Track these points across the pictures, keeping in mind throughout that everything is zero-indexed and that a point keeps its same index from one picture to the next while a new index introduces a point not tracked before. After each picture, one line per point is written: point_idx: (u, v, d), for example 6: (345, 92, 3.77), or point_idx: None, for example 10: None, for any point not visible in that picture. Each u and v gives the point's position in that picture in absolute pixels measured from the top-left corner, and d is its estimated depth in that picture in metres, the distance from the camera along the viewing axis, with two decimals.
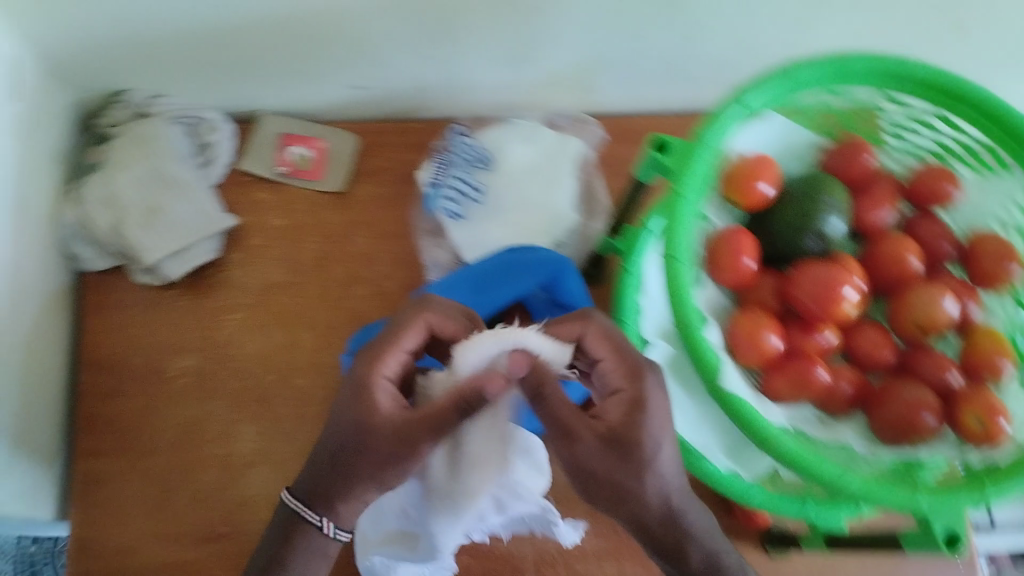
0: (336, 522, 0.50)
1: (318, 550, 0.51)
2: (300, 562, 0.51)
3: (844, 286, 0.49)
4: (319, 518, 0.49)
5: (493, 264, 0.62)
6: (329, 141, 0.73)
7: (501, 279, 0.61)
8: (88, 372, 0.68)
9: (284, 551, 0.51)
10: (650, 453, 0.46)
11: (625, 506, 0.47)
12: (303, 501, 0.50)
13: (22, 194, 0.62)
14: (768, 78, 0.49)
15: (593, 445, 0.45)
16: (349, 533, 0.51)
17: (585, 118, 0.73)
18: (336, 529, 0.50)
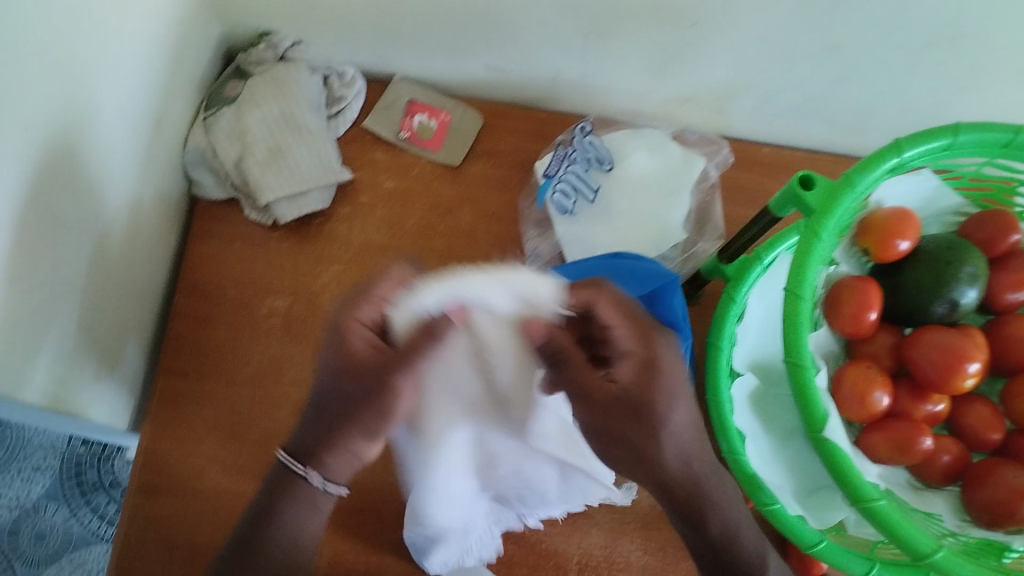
0: (324, 474, 0.50)
1: (307, 500, 0.51)
2: (290, 516, 0.51)
3: (969, 359, 0.48)
4: (306, 471, 0.50)
5: (593, 266, 0.62)
6: (454, 115, 0.75)
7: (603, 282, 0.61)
8: (184, 295, 0.69)
9: (273, 505, 0.51)
10: (666, 418, 0.46)
11: (646, 467, 0.47)
12: (292, 455, 0.50)
13: (160, 113, 0.64)
14: (931, 136, 0.49)
15: (605, 399, 0.47)
16: (340, 488, 0.51)
17: (720, 141, 0.74)
18: (325, 482, 0.50)
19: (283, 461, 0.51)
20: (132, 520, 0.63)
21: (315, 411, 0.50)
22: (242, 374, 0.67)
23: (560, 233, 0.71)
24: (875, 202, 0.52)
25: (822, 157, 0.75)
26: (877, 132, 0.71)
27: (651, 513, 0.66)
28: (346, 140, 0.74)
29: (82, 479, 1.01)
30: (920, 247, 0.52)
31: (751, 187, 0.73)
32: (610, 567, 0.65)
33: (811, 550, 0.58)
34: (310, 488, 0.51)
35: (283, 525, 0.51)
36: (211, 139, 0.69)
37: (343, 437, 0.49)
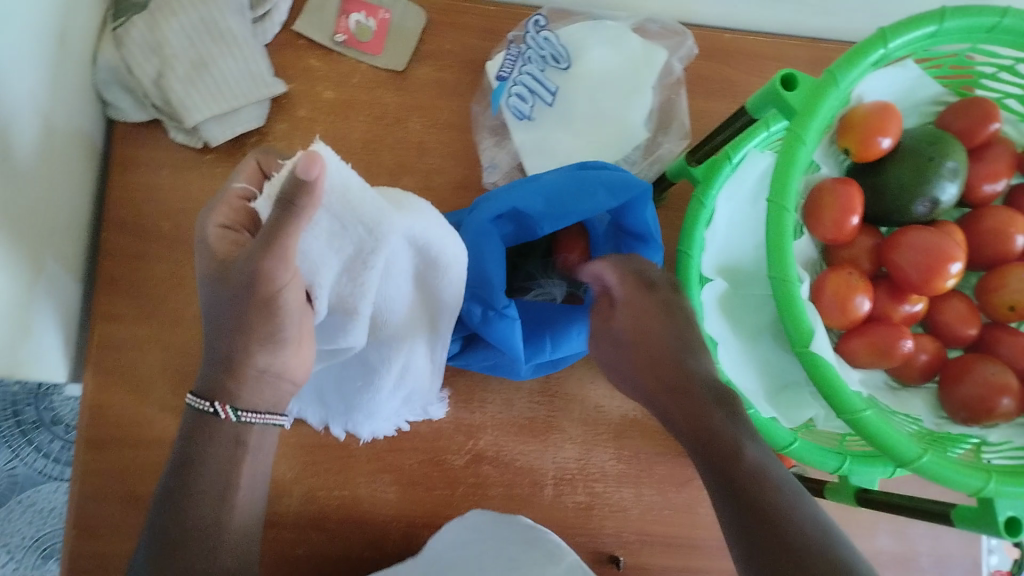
0: (234, 405, 0.44)
1: (232, 444, 0.44)
2: (213, 463, 0.43)
3: (951, 258, 0.47)
4: (212, 405, 0.43)
5: (562, 180, 0.56)
6: (393, 13, 0.69)
7: (568, 196, 0.55)
8: (111, 231, 0.63)
9: (193, 455, 0.43)
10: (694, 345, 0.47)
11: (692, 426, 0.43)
12: (197, 395, 0.44)
13: (64, 27, 0.56)
14: (917, 22, 0.46)
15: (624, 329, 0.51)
16: (262, 416, 0.45)
17: (685, 31, 0.70)
18: (238, 412, 0.44)
19: (192, 404, 0.44)
20: (87, 474, 0.60)
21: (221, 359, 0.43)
22: (187, 314, 0.63)
23: (519, 140, 0.67)
24: (856, 97, 0.49)
25: (785, 41, 0.73)
26: (842, 10, 0.69)
27: (622, 423, 0.66)
28: (275, 47, 0.68)
29: (19, 418, 0.91)
30: (902, 144, 0.50)
31: (712, 77, 0.71)
32: (585, 481, 0.64)
33: (787, 450, 0.57)
34: (229, 427, 0.44)
35: (208, 472, 0.43)
36: (124, 55, 0.61)
37: (244, 359, 0.43)
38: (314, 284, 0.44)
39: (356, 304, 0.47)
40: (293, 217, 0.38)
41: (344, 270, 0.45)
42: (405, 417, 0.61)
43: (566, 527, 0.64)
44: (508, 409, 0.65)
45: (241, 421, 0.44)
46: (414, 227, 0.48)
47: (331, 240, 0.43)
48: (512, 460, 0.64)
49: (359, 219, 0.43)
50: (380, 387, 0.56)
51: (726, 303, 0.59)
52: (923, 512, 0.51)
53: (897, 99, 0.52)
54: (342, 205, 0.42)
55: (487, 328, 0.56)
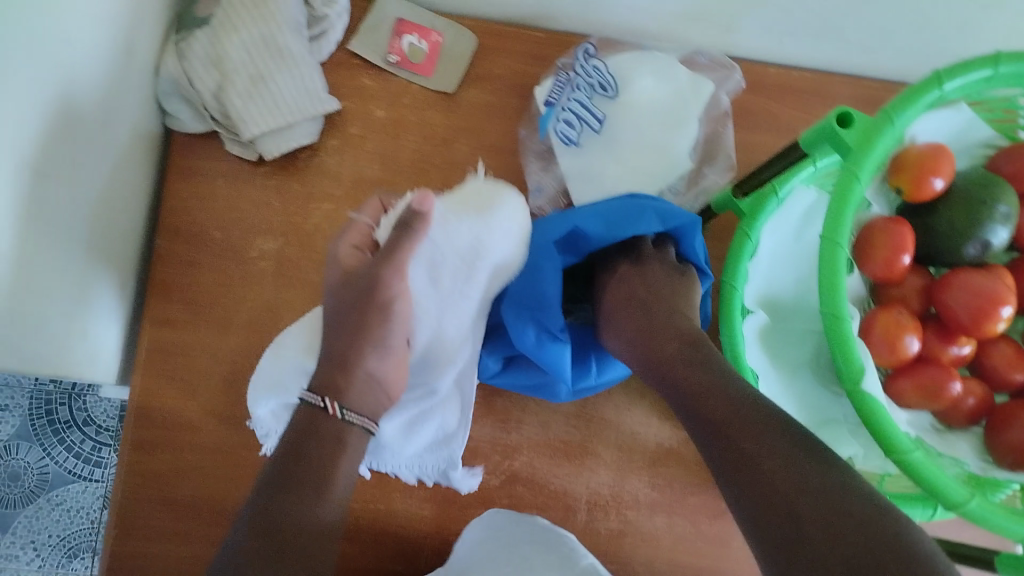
0: (342, 402, 0.48)
1: (332, 436, 0.47)
2: (317, 451, 0.46)
3: (1002, 302, 0.47)
4: (323, 399, 0.48)
5: (616, 206, 0.58)
6: (446, 36, 0.70)
7: (627, 219, 0.58)
8: (165, 237, 0.65)
9: (298, 449, 0.46)
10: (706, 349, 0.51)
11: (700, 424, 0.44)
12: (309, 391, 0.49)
13: (133, 39, 0.58)
14: (977, 66, 0.46)
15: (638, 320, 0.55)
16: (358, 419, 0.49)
17: (732, 65, 0.70)
18: (343, 411, 0.48)
19: (303, 399, 0.48)
20: (130, 476, 0.61)
21: (337, 359, 0.50)
22: (234, 322, 0.64)
23: (565, 165, 0.67)
24: (909, 137, 0.50)
25: (831, 78, 0.74)
26: (889, 49, 0.69)
27: (657, 451, 0.66)
28: (330, 65, 0.69)
29: (53, 418, 0.94)
30: (954, 185, 0.50)
31: (757, 111, 0.72)
32: (619, 507, 0.64)
33: None
34: (333, 422, 0.48)
35: (309, 462, 0.45)
36: (185, 67, 0.63)
37: (357, 363, 0.50)
38: (418, 315, 0.54)
39: (450, 329, 0.56)
40: (409, 236, 0.50)
41: (443, 289, 0.55)
42: (432, 462, 0.60)
43: (598, 552, 0.64)
44: (544, 432, 0.65)
45: (345, 419, 0.48)
46: (494, 253, 0.55)
47: (432, 272, 0.54)
48: (546, 482, 0.64)
49: (459, 254, 0.54)
50: (387, 436, 0.57)
51: (766, 334, 0.60)
52: (964, 557, 0.50)
53: (950, 140, 0.52)
54: (443, 241, 0.53)
55: (541, 353, 0.56)
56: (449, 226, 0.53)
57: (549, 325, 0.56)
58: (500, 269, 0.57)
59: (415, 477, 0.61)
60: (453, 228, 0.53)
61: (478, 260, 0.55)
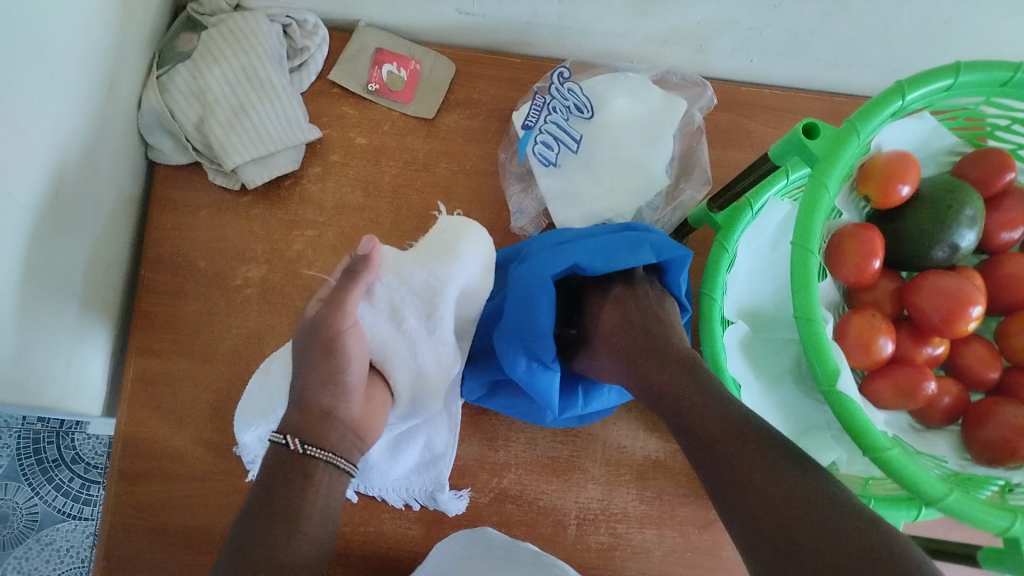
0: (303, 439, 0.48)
1: (299, 475, 0.48)
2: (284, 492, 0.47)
3: (972, 302, 0.48)
4: (284, 437, 0.49)
5: (613, 240, 0.59)
6: (424, 64, 0.72)
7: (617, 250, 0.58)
8: (150, 269, 0.65)
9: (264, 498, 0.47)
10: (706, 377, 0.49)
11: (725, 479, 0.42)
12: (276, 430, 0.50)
13: (115, 75, 0.59)
14: (936, 75, 0.47)
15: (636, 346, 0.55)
16: (323, 451, 0.49)
17: (703, 82, 0.73)
18: (304, 446, 0.48)
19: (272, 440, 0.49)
20: (118, 508, 0.61)
21: (299, 400, 0.50)
22: (220, 351, 0.64)
23: (545, 187, 0.68)
24: (875, 146, 0.51)
25: (800, 94, 0.76)
26: (856, 64, 0.71)
27: (645, 464, 0.66)
28: (311, 94, 0.70)
29: (41, 457, 0.94)
30: (921, 190, 0.52)
31: (730, 127, 0.74)
32: (608, 521, 0.65)
33: None
34: (297, 458, 0.48)
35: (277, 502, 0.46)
36: (167, 100, 0.64)
37: (315, 400, 0.50)
38: (389, 357, 0.56)
39: (429, 366, 0.57)
40: (355, 280, 0.51)
41: (408, 329, 0.55)
42: (420, 482, 0.62)
43: (588, 567, 0.64)
44: (532, 449, 0.65)
45: (308, 454, 0.48)
46: (453, 287, 0.56)
47: (394, 316, 0.55)
48: (536, 498, 0.64)
49: (414, 294, 0.55)
50: (373, 455, 0.61)
51: (746, 346, 0.60)
52: (951, 554, 0.51)
53: (914, 149, 0.54)
54: (396, 284, 0.55)
55: (532, 380, 0.57)
56: (398, 271, 0.55)
57: (541, 355, 0.57)
58: (469, 297, 0.59)
59: (402, 501, 0.63)
60: (400, 272, 0.55)
61: (433, 298, 0.55)
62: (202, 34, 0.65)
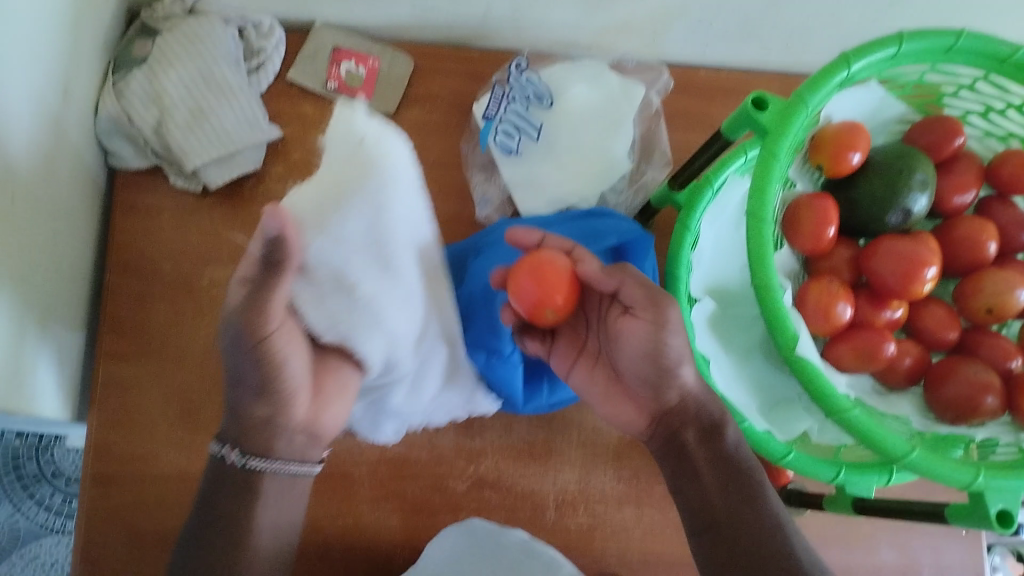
0: (241, 450, 0.43)
1: (240, 487, 0.43)
2: (237, 507, 0.44)
3: (926, 263, 0.49)
4: (222, 450, 0.44)
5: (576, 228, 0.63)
6: (383, 61, 0.72)
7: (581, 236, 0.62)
8: (114, 275, 0.65)
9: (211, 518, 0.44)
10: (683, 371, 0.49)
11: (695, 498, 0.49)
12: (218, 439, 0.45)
13: (67, 81, 0.59)
14: (881, 42, 0.48)
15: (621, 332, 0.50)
16: (267, 461, 0.44)
17: (659, 67, 0.74)
18: (243, 458, 0.43)
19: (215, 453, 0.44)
20: (93, 512, 0.60)
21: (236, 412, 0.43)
22: (190, 354, 0.64)
23: (508, 176, 0.69)
24: (825, 116, 0.52)
25: (758, 77, 0.76)
26: (809, 46, 0.72)
27: (621, 443, 0.66)
28: (271, 95, 0.70)
29: (20, 472, 0.93)
30: (872, 158, 0.53)
31: (690, 110, 0.75)
32: (587, 503, 0.65)
33: (782, 462, 0.56)
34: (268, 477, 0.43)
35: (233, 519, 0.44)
36: (124, 106, 0.64)
37: None
38: (351, 336, 0.47)
39: (400, 329, 0.50)
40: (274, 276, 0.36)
41: (362, 292, 0.47)
42: (457, 410, 0.62)
43: (567, 550, 0.64)
44: (507, 435, 0.66)
45: (249, 467, 0.43)
46: (396, 226, 0.48)
47: (344, 282, 0.46)
48: (514, 483, 0.65)
49: (360, 247, 0.47)
50: (399, 401, 0.56)
51: (715, 322, 0.60)
52: (921, 514, 0.52)
53: (865, 118, 0.55)
54: (332, 246, 0.45)
55: (491, 372, 0.60)
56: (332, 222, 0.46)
57: (497, 348, 0.59)
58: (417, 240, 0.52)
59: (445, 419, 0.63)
60: (342, 229, 0.45)
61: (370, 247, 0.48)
62: (157, 39, 0.65)
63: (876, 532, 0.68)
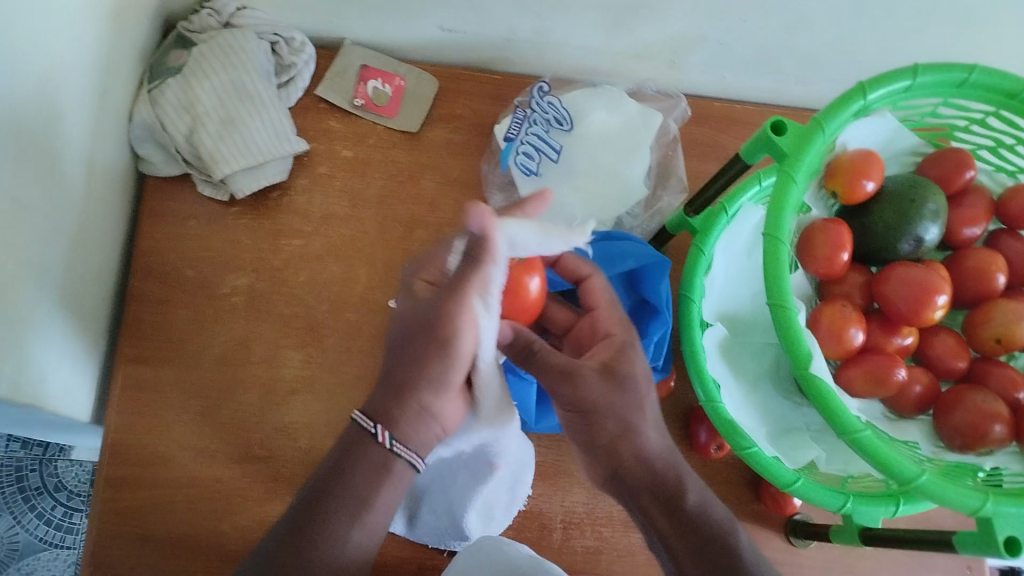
0: (393, 433, 0.49)
1: (343, 486, 0.48)
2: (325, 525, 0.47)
3: (938, 293, 0.50)
4: (375, 427, 0.49)
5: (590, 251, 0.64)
6: (408, 80, 0.74)
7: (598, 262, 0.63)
8: (138, 278, 0.67)
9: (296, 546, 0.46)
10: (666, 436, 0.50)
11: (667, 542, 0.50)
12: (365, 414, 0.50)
13: (105, 86, 0.61)
14: (898, 75, 0.49)
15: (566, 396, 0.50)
16: (404, 450, 0.50)
17: (678, 95, 0.76)
18: (392, 442, 0.49)
19: (358, 421, 0.50)
20: (104, 514, 0.61)
21: None
22: (207, 357, 0.65)
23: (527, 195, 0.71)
24: (840, 145, 0.53)
25: (770, 109, 0.78)
26: (822, 80, 0.74)
27: None
28: (298, 109, 0.73)
29: (24, 484, 0.98)
30: (883, 188, 0.54)
31: (705, 140, 0.76)
32: (593, 525, 0.65)
33: (790, 489, 0.55)
34: (369, 442, 0.49)
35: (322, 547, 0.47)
36: (158, 113, 0.66)
37: None
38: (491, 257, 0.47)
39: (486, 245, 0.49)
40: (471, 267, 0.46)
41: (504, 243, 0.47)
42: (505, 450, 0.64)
43: (573, 571, 0.64)
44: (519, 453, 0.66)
45: (392, 450, 0.49)
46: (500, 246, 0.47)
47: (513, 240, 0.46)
48: (522, 502, 0.65)
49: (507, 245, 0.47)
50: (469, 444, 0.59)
51: (727, 345, 0.59)
52: (930, 542, 0.51)
53: (880, 149, 0.57)
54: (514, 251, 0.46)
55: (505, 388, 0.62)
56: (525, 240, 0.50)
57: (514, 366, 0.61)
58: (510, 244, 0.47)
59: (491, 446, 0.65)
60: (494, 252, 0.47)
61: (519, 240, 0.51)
62: (193, 51, 0.67)
63: (881, 565, 0.68)
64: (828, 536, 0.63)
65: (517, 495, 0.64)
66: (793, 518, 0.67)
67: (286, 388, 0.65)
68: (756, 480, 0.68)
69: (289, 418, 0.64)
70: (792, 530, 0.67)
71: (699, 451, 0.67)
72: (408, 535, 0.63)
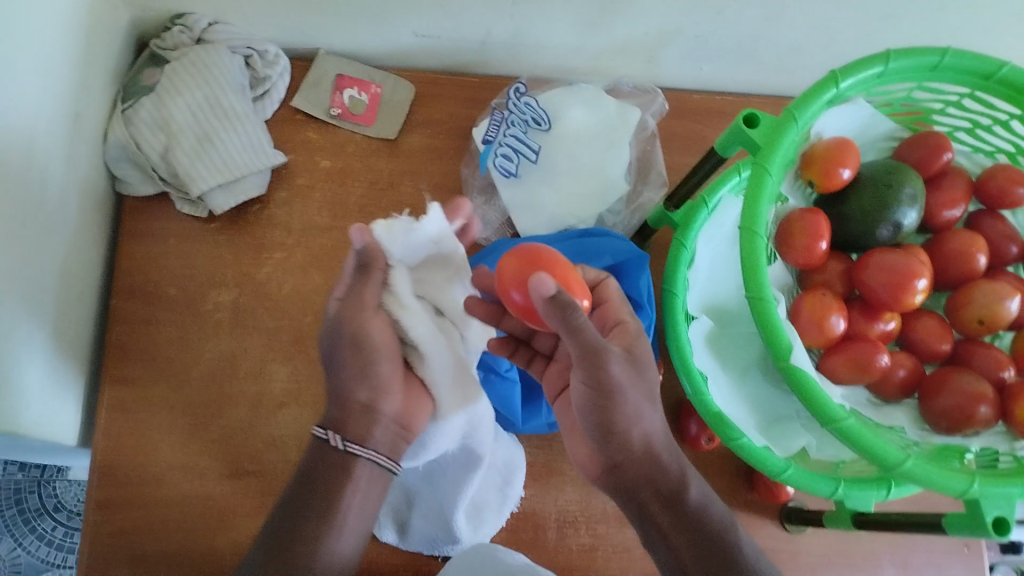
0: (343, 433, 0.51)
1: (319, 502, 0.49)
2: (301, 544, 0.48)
3: (918, 278, 0.50)
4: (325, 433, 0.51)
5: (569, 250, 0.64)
6: (384, 88, 0.74)
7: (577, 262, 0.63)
8: (120, 298, 0.67)
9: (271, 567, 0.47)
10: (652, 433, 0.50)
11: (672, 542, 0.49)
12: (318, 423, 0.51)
13: (77, 109, 0.61)
14: (868, 63, 0.49)
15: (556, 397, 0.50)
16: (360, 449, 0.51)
17: (654, 90, 0.76)
18: (344, 441, 0.51)
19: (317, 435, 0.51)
20: (98, 536, 0.60)
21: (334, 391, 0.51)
22: (195, 374, 0.65)
23: (507, 198, 0.71)
24: (815, 134, 0.53)
25: (748, 100, 0.78)
26: (798, 68, 0.74)
27: None
28: (275, 121, 0.72)
29: (23, 507, 0.97)
30: (860, 175, 0.54)
31: (684, 133, 0.76)
32: (588, 523, 0.65)
33: (781, 478, 0.55)
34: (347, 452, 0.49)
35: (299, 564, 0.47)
36: (133, 132, 0.66)
37: None
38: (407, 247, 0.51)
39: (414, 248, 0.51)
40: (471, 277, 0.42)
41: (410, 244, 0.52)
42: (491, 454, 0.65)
43: (570, 570, 0.64)
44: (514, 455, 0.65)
45: (348, 450, 0.51)
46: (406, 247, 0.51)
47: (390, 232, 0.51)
48: (516, 503, 0.65)
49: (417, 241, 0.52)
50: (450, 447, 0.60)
51: (712, 338, 0.59)
52: (922, 526, 0.52)
53: (856, 135, 0.57)
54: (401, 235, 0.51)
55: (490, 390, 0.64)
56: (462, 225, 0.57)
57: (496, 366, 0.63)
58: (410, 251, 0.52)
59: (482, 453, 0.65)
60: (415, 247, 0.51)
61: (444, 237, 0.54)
62: (165, 68, 0.67)
63: (877, 549, 0.68)
64: (823, 523, 0.63)
65: (508, 497, 0.64)
66: (787, 507, 0.67)
67: (275, 401, 0.65)
68: (749, 471, 0.69)
69: (279, 431, 0.64)
70: (786, 519, 0.67)
71: (691, 444, 0.67)
72: (401, 543, 0.63)
